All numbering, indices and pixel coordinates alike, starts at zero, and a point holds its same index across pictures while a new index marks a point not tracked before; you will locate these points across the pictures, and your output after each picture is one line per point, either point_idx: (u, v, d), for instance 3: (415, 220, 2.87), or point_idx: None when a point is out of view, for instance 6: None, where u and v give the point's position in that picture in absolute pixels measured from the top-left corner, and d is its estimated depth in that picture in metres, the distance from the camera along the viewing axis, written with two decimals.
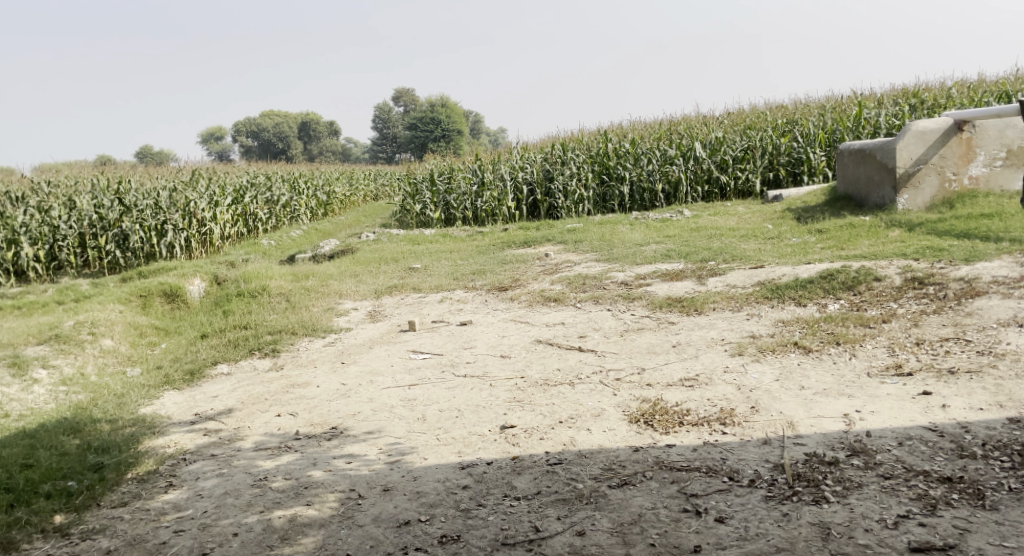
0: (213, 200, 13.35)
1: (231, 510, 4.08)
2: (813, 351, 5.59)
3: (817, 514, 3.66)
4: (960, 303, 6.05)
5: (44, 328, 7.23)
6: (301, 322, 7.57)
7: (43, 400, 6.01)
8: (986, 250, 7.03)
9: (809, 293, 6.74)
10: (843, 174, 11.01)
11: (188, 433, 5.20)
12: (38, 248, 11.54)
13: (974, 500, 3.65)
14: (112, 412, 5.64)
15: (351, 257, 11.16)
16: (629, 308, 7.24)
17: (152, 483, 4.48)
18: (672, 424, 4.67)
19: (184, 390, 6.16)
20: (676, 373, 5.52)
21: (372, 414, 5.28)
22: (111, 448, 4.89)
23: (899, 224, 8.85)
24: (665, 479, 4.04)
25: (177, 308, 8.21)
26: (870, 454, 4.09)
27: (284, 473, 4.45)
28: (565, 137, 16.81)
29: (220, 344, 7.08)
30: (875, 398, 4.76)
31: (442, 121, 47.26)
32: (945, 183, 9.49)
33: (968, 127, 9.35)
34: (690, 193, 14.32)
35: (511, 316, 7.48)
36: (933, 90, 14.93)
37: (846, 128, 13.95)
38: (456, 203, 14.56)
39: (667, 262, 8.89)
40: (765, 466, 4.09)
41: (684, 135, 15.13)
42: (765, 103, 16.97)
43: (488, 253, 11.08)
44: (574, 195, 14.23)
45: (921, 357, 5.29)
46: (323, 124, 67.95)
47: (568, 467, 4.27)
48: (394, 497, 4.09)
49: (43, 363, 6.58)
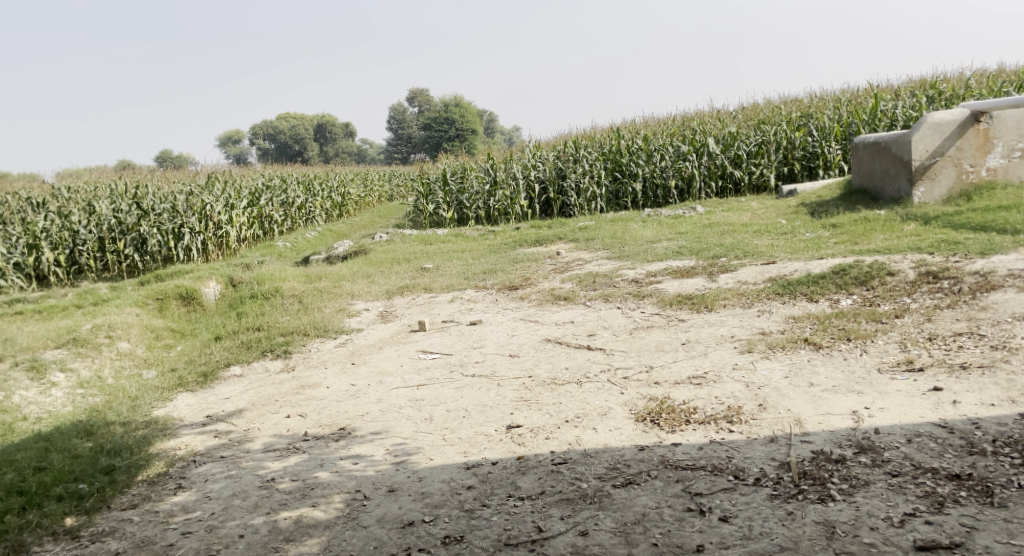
0: (228, 203, 13.42)
1: (238, 512, 4.11)
2: (824, 347, 5.54)
3: (822, 512, 3.63)
4: (974, 297, 5.98)
5: (61, 331, 7.30)
6: (313, 323, 7.60)
7: (60, 404, 6.08)
8: (1003, 243, 6.93)
9: (820, 289, 6.68)
10: (858, 167, 10.90)
11: (199, 435, 5.24)
12: (58, 253, 11.68)
13: (983, 498, 3.60)
14: (126, 414, 5.69)
15: (364, 258, 11.20)
16: (639, 306, 7.21)
17: (161, 485, 4.52)
18: (678, 422, 4.65)
19: (197, 392, 6.21)
20: (686, 370, 5.49)
21: (381, 415, 5.30)
22: (123, 450, 4.94)
23: (915, 218, 8.75)
24: (670, 478, 4.02)
25: (192, 310, 8.27)
26: (878, 451, 4.05)
27: (291, 474, 4.48)
28: (577, 134, 16.77)
29: (233, 346, 7.12)
30: (884, 394, 4.71)
31: (456, 121, 47.47)
32: (962, 176, 9.36)
33: (985, 118, 9.20)
34: (704, 189, 14.25)
35: (521, 315, 7.47)
36: (952, 81, 14.73)
37: (862, 121, 13.83)
38: (469, 202, 14.58)
39: (678, 259, 8.84)
40: (771, 464, 4.06)
41: (697, 131, 15.05)
42: (780, 97, 16.82)
43: (499, 252, 11.08)
44: (586, 193, 14.23)
45: (933, 353, 5.22)
46: (339, 126, 68.33)
47: (573, 466, 4.26)
48: (399, 498, 4.10)
49: (61, 366, 6.65)
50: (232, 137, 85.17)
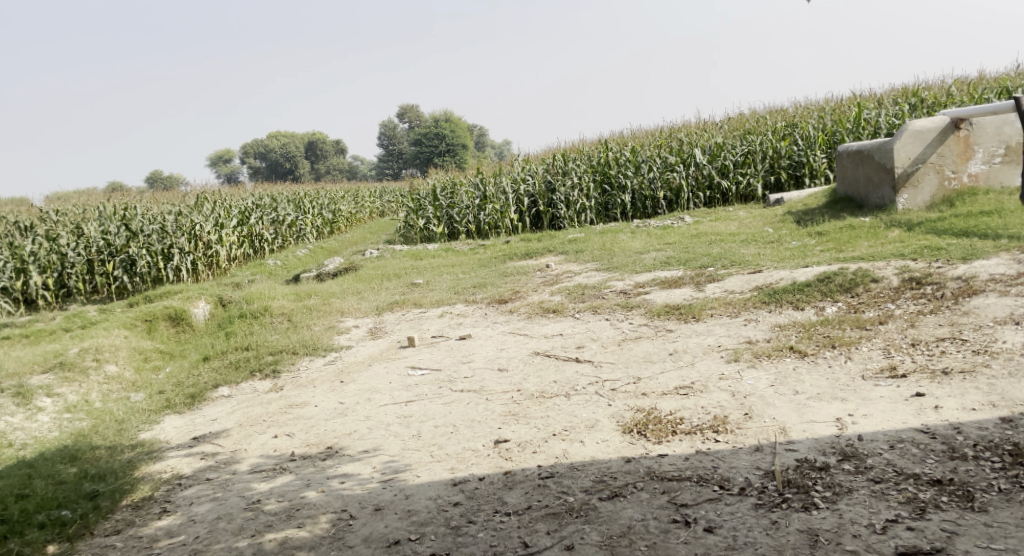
0: (218, 222, 13.45)
1: (223, 535, 4.11)
2: (808, 355, 5.57)
3: (805, 521, 3.65)
4: (957, 302, 6.03)
5: (48, 355, 7.29)
6: (302, 341, 7.60)
7: (46, 429, 6.07)
8: (984, 248, 6.99)
9: (806, 297, 6.71)
10: (843, 175, 10.97)
11: (186, 458, 5.23)
12: (46, 276, 11.65)
13: (963, 502, 3.63)
14: (112, 438, 5.68)
15: (354, 274, 11.22)
16: (627, 317, 7.24)
17: (146, 509, 4.51)
18: (665, 433, 4.67)
19: (185, 414, 6.20)
20: (673, 381, 5.51)
21: (368, 432, 5.30)
22: (107, 475, 4.93)
23: (899, 224, 8.81)
24: (656, 490, 4.04)
25: (181, 331, 8.28)
26: (861, 458, 4.08)
27: (277, 495, 4.47)
28: (566, 146, 16.85)
29: (221, 366, 7.12)
30: (868, 401, 4.74)
31: (446, 136, 47.71)
32: (945, 182, 9.45)
33: (965, 124, 9.33)
34: (692, 200, 14.34)
35: (510, 328, 7.49)
36: (934, 89, 14.85)
37: (846, 130, 13.95)
38: (459, 217, 14.56)
39: (666, 269, 8.89)
40: (756, 473, 4.08)
41: (684, 141, 15.14)
42: (765, 107, 16.92)
43: (489, 266, 11.09)
44: (576, 205, 14.33)
45: (916, 358, 5.26)
46: (330, 143, 68.80)
47: (560, 480, 4.26)
48: (385, 516, 4.10)
49: (48, 391, 6.63)
50: (223, 157, 85.09)
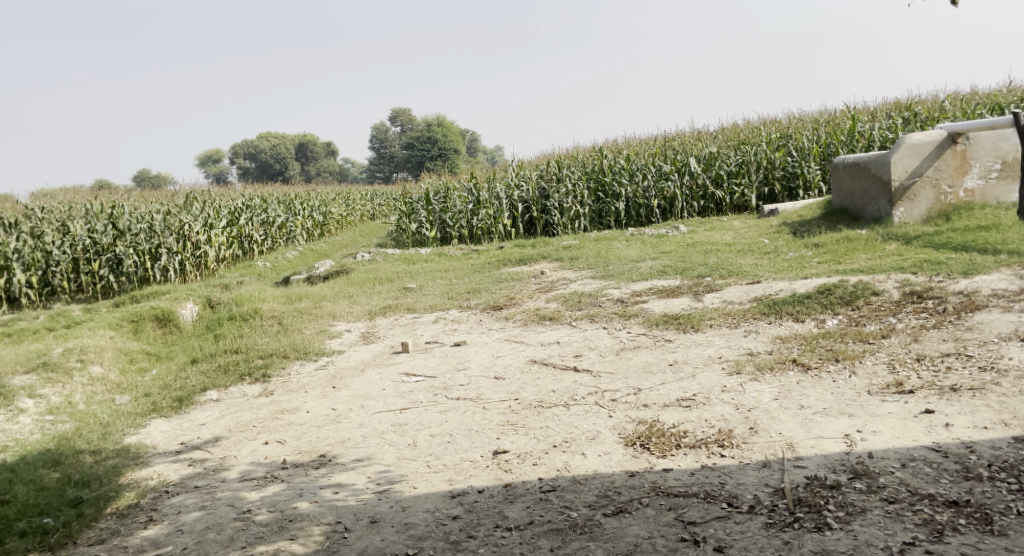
0: (207, 222, 13.24)
1: (212, 546, 3.96)
2: (812, 369, 5.46)
3: (819, 542, 3.53)
4: (960, 317, 5.95)
5: (31, 355, 7.09)
6: (293, 345, 7.43)
7: (28, 431, 5.89)
8: (984, 263, 6.92)
9: (806, 309, 6.61)
10: (838, 187, 10.90)
11: (172, 464, 5.06)
12: (30, 274, 11.44)
13: (982, 526, 3.52)
14: (96, 442, 5.51)
15: (346, 277, 11.08)
16: (625, 326, 7.12)
17: (131, 517, 4.34)
18: (669, 447, 4.55)
19: (172, 418, 6.03)
20: (674, 392, 5.39)
21: (362, 441, 5.15)
22: (91, 482, 4.76)
23: (897, 238, 8.74)
24: (662, 506, 3.91)
25: (168, 333, 8.08)
26: (873, 476, 3.96)
27: (269, 505, 4.31)
28: (560, 153, 16.77)
29: (210, 369, 6.95)
30: (876, 416, 4.64)
31: (439, 141, 47.73)
32: (941, 196, 9.40)
33: (962, 139, 9.28)
34: (686, 209, 14.29)
35: (506, 335, 7.36)
36: (926, 103, 14.83)
37: (840, 142, 13.89)
38: (452, 221, 14.40)
39: (663, 278, 8.77)
40: (765, 490, 3.96)
41: (678, 151, 15.07)
42: (758, 118, 16.88)
43: (482, 271, 10.97)
44: (569, 212, 14.25)
45: (922, 374, 5.16)
46: (321, 147, 68.92)
47: (562, 494, 4.13)
48: (382, 529, 3.96)
49: (30, 393, 6.45)
50: (211, 157, 84.66)
